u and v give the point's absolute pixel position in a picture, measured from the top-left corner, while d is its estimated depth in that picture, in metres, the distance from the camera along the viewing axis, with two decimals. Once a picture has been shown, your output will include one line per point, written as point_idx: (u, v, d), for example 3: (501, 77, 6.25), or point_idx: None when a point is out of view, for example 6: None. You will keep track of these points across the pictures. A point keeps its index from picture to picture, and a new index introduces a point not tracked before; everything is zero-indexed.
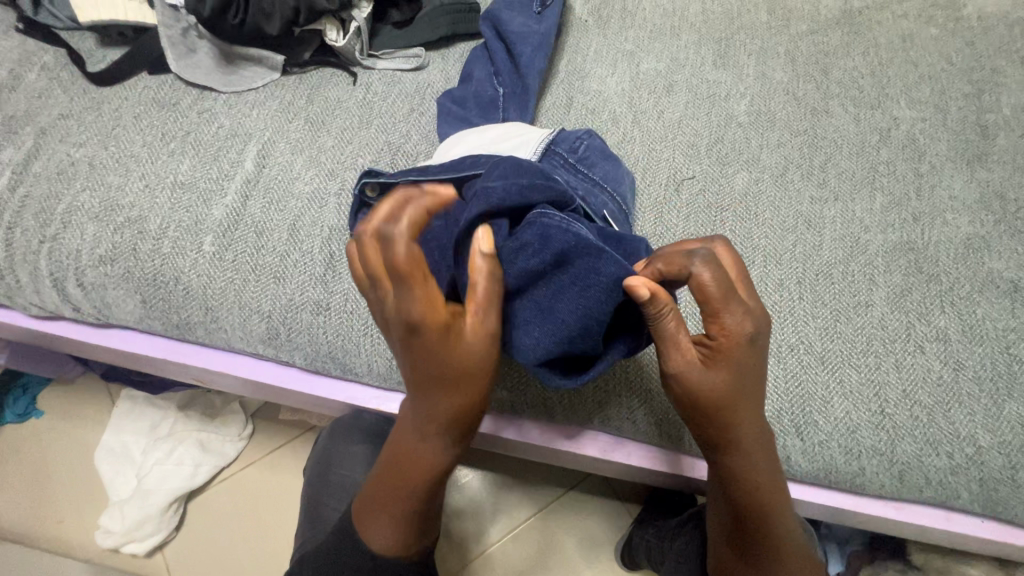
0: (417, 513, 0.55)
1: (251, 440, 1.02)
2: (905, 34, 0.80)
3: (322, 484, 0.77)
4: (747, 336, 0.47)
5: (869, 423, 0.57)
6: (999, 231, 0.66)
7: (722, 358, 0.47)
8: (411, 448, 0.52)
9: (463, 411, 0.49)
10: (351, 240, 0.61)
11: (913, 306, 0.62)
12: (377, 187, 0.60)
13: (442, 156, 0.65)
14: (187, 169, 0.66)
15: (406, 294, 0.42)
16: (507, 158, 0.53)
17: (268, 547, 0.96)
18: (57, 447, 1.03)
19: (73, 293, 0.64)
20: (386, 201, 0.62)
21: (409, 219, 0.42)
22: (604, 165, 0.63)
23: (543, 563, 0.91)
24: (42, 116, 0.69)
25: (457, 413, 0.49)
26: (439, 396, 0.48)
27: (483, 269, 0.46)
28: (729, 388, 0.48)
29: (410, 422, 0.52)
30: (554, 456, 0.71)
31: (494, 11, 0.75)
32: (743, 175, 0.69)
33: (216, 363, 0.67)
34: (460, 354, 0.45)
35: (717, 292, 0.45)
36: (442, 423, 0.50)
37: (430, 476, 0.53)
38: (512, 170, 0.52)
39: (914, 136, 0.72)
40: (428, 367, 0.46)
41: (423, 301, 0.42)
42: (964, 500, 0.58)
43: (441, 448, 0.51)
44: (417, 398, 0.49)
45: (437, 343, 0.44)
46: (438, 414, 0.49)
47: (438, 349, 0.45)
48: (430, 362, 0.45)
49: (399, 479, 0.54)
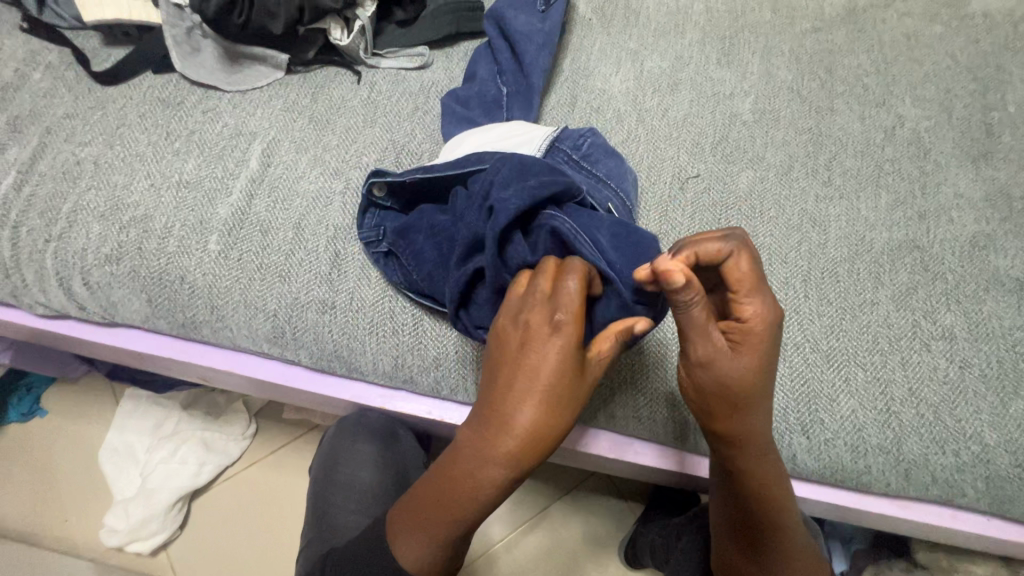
0: (450, 539, 0.50)
1: (255, 439, 1.03)
2: (910, 32, 0.80)
3: (326, 483, 0.77)
4: (774, 322, 0.46)
5: (875, 421, 0.57)
6: (1005, 228, 0.66)
7: (749, 346, 0.46)
8: (464, 465, 0.47)
9: (545, 444, 0.46)
10: (358, 236, 0.62)
11: (919, 305, 0.62)
12: (384, 185, 0.61)
13: (447, 155, 0.65)
14: (192, 168, 0.66)
15: (557, 320, 0.45)
16: (511, 157, 0.54)
17: (272, 546, 0.96)
18: (61, 446, 1.03)
19: (79, 292, 0.64)
20: (394, 199, 0.63)
21: (583, 278, 0.46)
22: (608, 162, 0.63)
23: (547, 563, 0.91)
24: (47, 115, 0.69)
25: (541, 446, 0.46)
26: (525, 419, 0.44)
27: (620, 334, 0.47)
28: (757, 377, 0.47)
29: (475, 440, 0.47)
30: (562, 455, 0.71)
31: (498, 10, 0.75)
32: (748, 174, 0.69)
33: (221, 362, 0.67)
34: (577, 382, 0.45)
35: (749, 276, 0.45)
36: (513, 447, 0.45)
37: (478, 503, 0.48)
38: (516, 171, 0.53)
39: (919, 134, 0.72)
40: (533, 389, 0.44)
41: (565, 330, 0.44)
42: (971, 498, 0.57)
43: (498, 477, 0.46)
44: (493, 418, 0.46)
45: (559, 370, 0.44)
46: (516, 441, 0.45)
47: (554, 375, 0.44)
48: (537, 386, 0.44)
49: (442, 497, 0.49)
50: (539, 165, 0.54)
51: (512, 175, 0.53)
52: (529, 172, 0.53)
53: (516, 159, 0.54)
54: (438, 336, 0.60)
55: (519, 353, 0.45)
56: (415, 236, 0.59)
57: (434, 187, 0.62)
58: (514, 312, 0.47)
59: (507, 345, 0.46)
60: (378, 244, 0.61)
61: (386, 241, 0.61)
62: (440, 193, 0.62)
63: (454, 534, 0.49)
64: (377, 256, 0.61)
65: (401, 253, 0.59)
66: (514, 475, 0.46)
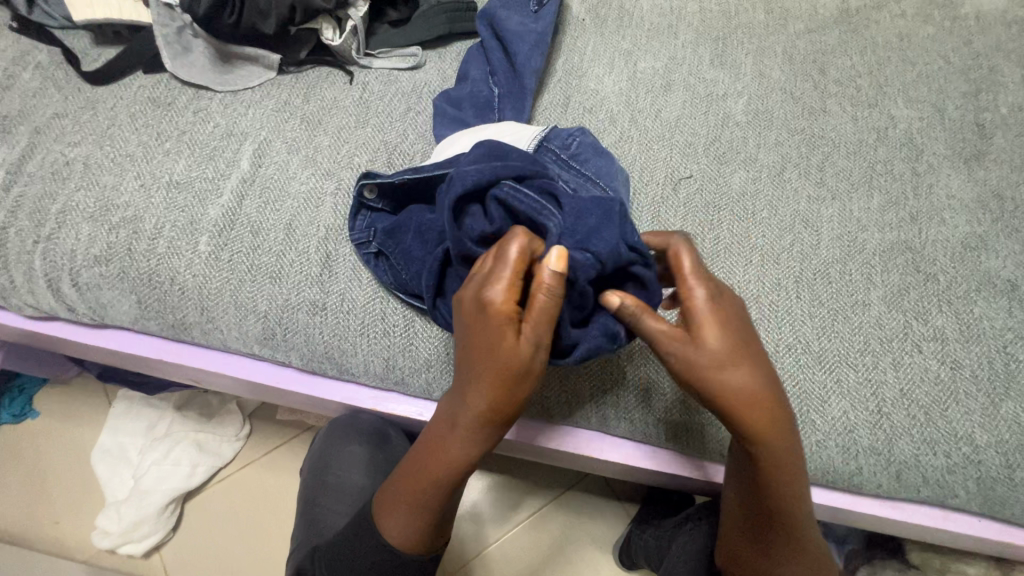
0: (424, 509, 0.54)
1: (249, 440, 1.02)
2: (903, 33, 0.80)
3: (319, 485, 0.76)
4: (718, 299, 0.49)
5: (866, 423, 0.57)
6: (996, 229, 0.66)
7: (703, 327, 0.47)
8: (436, 437, 0.52)
9: (496, 414, 0.48)
10: (350, 237, 0.62)
11: (910, 306, 0.62)
12: (375, 187, 0.61)
13: (439, 155, 0.65)
14: (183, 168, 0.66)
15: (486, 297, 0.45)
16: (483, 143, 0.55)
17: (266, 548, 0.96)
18: (53, 447, 1.02)
19: (68, 293, 0.63)
20: (385, 201, 0.62)
21: (522, 248, 0.45)
22: (597, 161, 0.62)
23: (542, 563, 0.91)
24: (36, 115, 0.68)
25: (491, 417, 0.48)
26: (475, 390, 0.47)
27: (551, 292, 0.44)
28: (725, 355, 0.47)
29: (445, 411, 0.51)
30: (566, 459, 0.71)
31: (491, 10, 0.75)
32: (740, 175, 0.69)
33: (213, 364, 0.66)
34: (515, 351, 0.45)
35: (686, 264, 0.50)
36: (467, 417, 0.49)
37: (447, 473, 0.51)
38: (485, 154, 0.54)
39: (911, 135, 0.72)
40: (473, 364, 0.47)
41: (491, 304, 0.45)
42: (962, 500, 0.58)
43: (457, 444, 0.50)
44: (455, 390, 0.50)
45: (491, 343, 0.45)
46: (469, 412, 0.48)
47: (486, 348, 0.46)
48: (475, 361, 0.47)
49: (417, 467, 0.53)
50: (510, 149, 0.54)
51: (481, 158, 0.54)
52: (499, 155, 0.54)
53: (488, 144, 0.55)
54: (430, 337, 0.60)
55: (463, 331, 0.48)
56: (405, 236, 0.59)
57: (424, 188, 0.61)
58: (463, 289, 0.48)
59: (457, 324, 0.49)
60: (369, 244, 0.61)
61: (376, 241, 0.60)
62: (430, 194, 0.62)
63: (424, 502, 0.53)
64: (367, 256, 0.61)
65: (391, 254, 0.59)
66: (476, 443, 0.50)
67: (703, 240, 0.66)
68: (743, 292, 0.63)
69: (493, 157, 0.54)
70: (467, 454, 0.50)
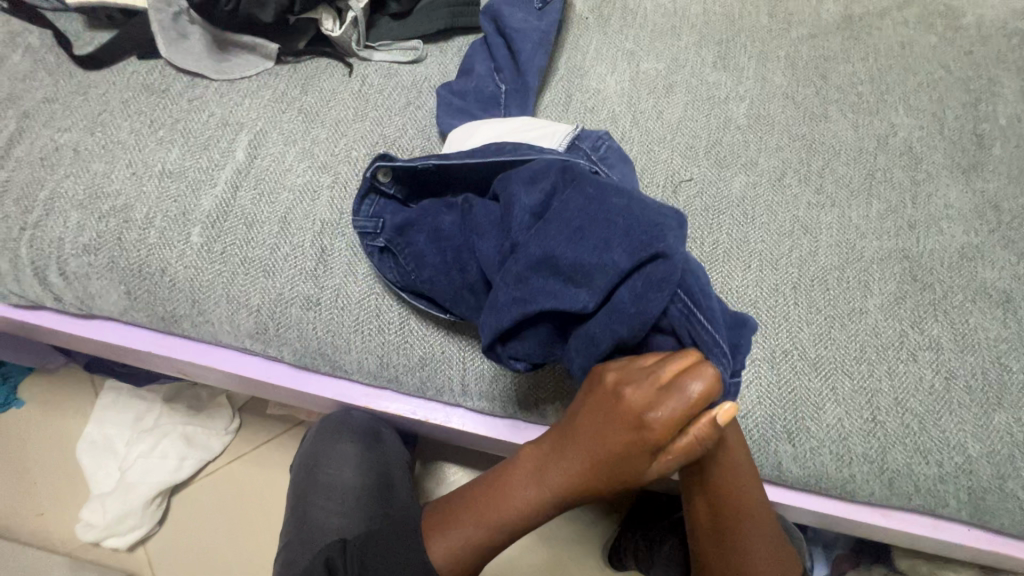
0: (480, 543, 0.54)
1: (238, 434, 1.01)
2: (905, 42, 0.80)
3: (308, 482, 0.75)
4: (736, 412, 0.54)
5: (861, 430, 0.57)
6: (992, 240, 0.66)
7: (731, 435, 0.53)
8: (514, 485, 0.53)
9: (584, 493, 0.50)
10: (353, 224, 0.60)
11: (907, 314, 0.62)
12: (390, 171, 0.60)
13: (459, 144, 0.64)
14: (176, 158, 0.64)
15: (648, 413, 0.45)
16: (542, 160, 0.57)
17: (253, 543, 0.95)
18: (38, 438, 1.01)
19: (55, 282, 0.62)
20: (399, 188, 0.62)
21: (708, 386, 0.43)
22: (622, 167, 0.62)
23: (532, 564, 0.90)
24: (26, 99, 0.67)
25: (588, 488, 0.49)
26: (586, 468, 0.49)
27: (708, 439, 0.45)
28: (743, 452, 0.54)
29: (535, 461, 0.52)
30: None
31: (494, 6, 0.74)
32: (740, 179, 0.69)
33: (202, 357, 0.65)
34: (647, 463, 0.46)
35: None
36: (557, 485, 0.50)
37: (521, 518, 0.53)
38: (544, 167, 0.56)
39: (911, 143, 0.72)
40: (596, 454, 0.48)
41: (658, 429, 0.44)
42: (952, 509, 0.58)
43: (543, 501, 0.52)
44: (563, 462, 0.50)
45: (633, 452, 0.46)
46: (565, 485, 0.50)
47: (621, 452, 0.47)
48: (600, 454, 0.48)
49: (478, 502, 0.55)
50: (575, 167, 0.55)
51: (625, 211, 0.49)
52: (638, 205, 0.50)
53: (599, 187, 0.51)
54: (425, 336, 0.59)
55: (597, 413, 0.47)
56: (416, 235, 0.58)
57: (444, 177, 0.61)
58: (616, 387, 0.47)
59: (598, 403, 0.47)
60: (376, 237, 0.59)
61: (384, 235, 0.59)
62: (455, 180, 0.62)
63: (482, 539, 0.54)
64: (375, 250, 0.59)
65: (401, 252, 0.58)
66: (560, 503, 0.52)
67: (702, 243, 0.65)
68: (742, 297, 0.62)
69: (581, 183, 0.52)
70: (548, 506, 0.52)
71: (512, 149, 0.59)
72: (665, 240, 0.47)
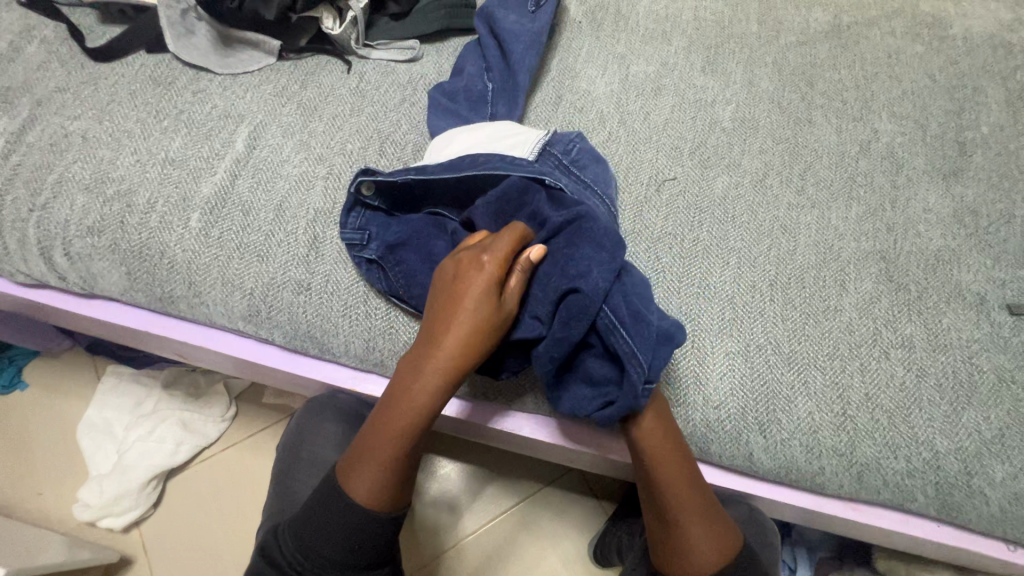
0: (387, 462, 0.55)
1: (234, 421, 1.04)
2: (891, 51, 0.82)
3: (292, 460, 0.77)
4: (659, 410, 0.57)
5: (831, 424, 0.59)
6: (970, 244, 0.67)
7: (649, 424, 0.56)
8: (399, 389, 0.55)
9: (454, 369, 0.53)
10: (341, 236, 0.62)
11: (881, 314, 0.63)
12: (373, 185, 0.63)
13: (439, 152, 0.66)
14: (179, 146, 0.67)
15: (482, 265, 0.53)
16: (510, 181, 0.60)
17: (244, 527, 0.97)
18: (40, 419, 1.04)
19: (59, 262, 0.64)
20: (381, 198, 0.64)
21: (513, 233, 0.55)
22: (595, 168, 0.66)
23: (515, 554, 0.92)
24: (39, 88, 0.70)
25: (449, 356, 0.53)
26: (444, 335, 0.53)
27: (525, 274, 0.56)
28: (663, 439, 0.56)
29: (410, 362, 0.55)
30: (538, 449, 0.72)
31: (489, 9, 0.77)
32: (723, 179, 0.71)
33: (196, 338, 0.68)
34: (491, 304, 0.53)
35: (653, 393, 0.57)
36: (429, 369, 0.54)
37: (409, 418, 0.55)
38: (504, 197, 0.60)
39: (893, 149, 0.74)
40: (460, 321, 0.53)
41: (490, 265, 0.53)
42: (921, 504, 0.59)
43: (426, 393, 0.54)
44: (426, 334, 0.55)
45: (476, 294, 0.53)
46: (437, 366, 0.53)
47: (477, 311, 0.52)
48: (452, 317, 0.53)
49: (379, 426, 0.56)
50: (539, 193, 0.60)
51: (571, 240, 0.56)
52: (577, 237, 0.56)
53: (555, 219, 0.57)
54: (410, 323, 0.61)
55: (444, 278, 0.55)
56: (408, 252, 0.60)
57: (423, 188, 0.64)
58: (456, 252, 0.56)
59: (447, 270, 0.55)
60: (364, 247, 0.62)
61: (373, 246, 0.61)
62: (429, 195, 0.65)
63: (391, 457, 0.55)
64: (361, 259, 0.61)
65: (390, 267, 0.60)
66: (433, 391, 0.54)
67: (682, 240, 0.67)
68: (719, 293, 0.64)
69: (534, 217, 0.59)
70: (424, 396, 0.54)
71: (486, 160, 0.62)
72: (586, 274, 0.54)
